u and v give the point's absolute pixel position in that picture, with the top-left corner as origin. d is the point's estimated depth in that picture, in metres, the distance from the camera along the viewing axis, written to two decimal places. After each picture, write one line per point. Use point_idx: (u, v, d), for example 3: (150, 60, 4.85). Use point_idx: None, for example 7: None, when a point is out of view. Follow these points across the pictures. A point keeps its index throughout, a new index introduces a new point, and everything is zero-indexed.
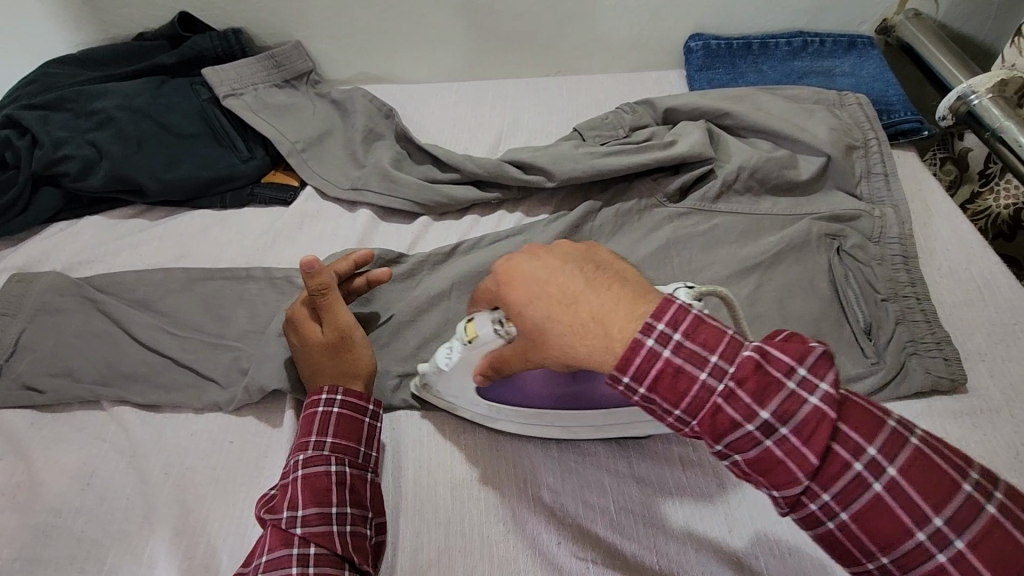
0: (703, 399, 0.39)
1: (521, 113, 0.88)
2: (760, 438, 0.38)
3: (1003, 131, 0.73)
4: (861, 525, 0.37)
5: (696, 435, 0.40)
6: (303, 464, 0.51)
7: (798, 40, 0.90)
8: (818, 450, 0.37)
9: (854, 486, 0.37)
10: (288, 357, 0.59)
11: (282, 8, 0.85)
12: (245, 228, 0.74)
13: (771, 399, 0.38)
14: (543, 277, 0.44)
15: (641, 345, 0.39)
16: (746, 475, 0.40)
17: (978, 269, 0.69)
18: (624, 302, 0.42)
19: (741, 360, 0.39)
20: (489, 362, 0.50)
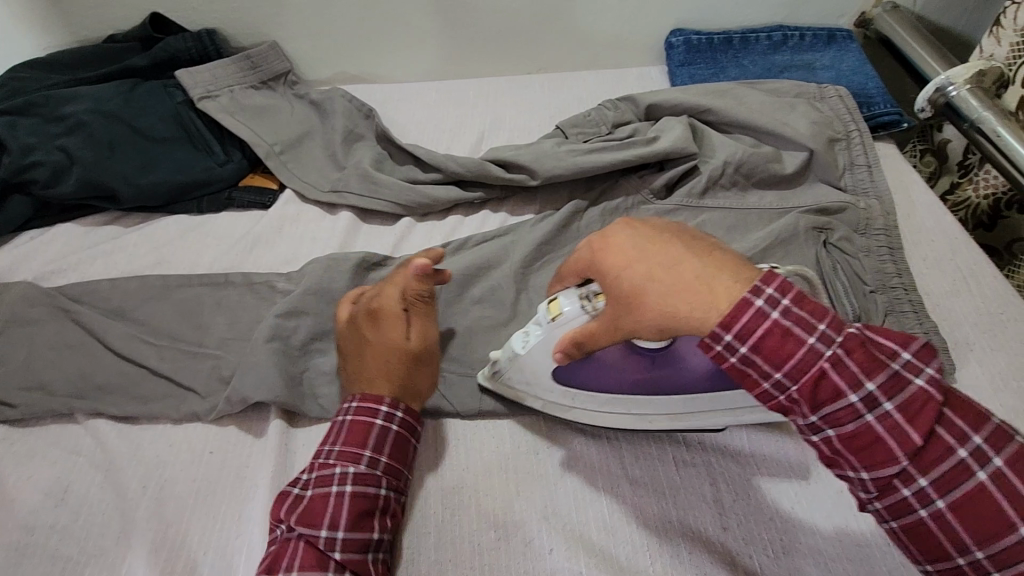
0: (809, 364, 0.38)
1: (503, 112, 0.87)
2: (862, 411, 0.37)
3: (981, 122, 0.73)
4: (957, 514, 0.36)
5: (791, 404, 0.39)
6: (352, 480, 0.49)
7: (778, 34, 0.90)
8: (922, 431, 0.37)
9: (954, 473, 0.36)
10: (267, 364, 0.58)
11: (257, 8, 0.83)
12: (223, 233, 0.72)
13: (879, 373, 0.37)
14: (644, 240, 0.42)
15: (749, 305, 0.39)
16: (836, 454, 0.39)
17: (962, 259, 0.69)
18: (726, 269, 0.41)
19: (848, 333, 0.38)
20: (572, 338, 0.47)
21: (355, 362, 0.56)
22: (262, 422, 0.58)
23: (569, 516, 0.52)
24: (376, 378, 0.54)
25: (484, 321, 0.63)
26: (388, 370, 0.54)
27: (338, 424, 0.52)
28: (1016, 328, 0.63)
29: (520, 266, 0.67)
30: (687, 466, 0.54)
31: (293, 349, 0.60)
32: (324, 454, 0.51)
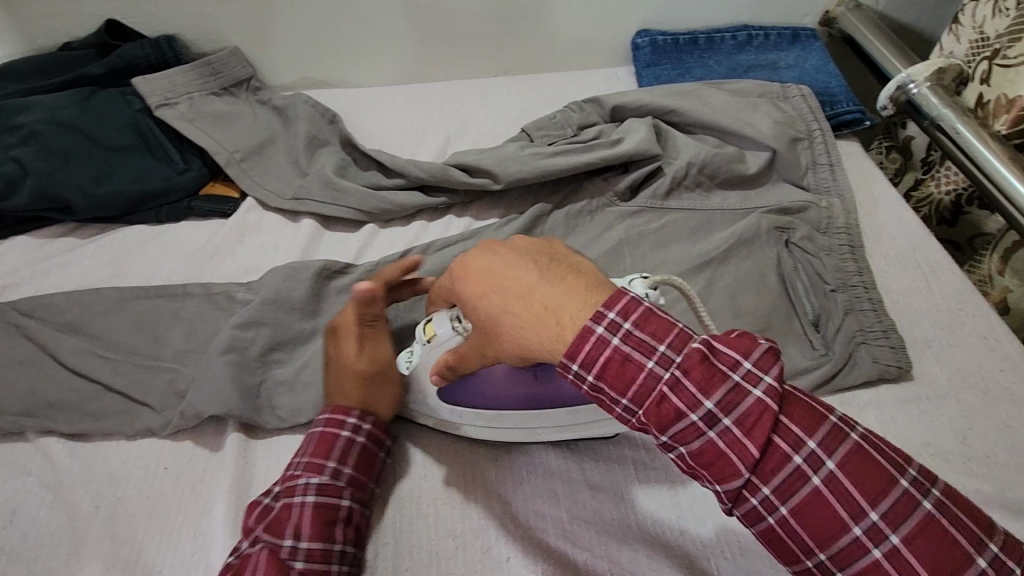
0: (648, 388, 0.38)
1: (470, 115, 0.87)
2: (703, 429, 0.37)
3: (942, 119, 0.73)
4: (800, 519, 0.36)
5: (643, 426, 0.39)
6: (315, 489, 0.49)
7: (743, 34, 0.90)
8: (759, 442, 0.36)
9: (793, 480, 0.36)
10: (223, 376, 0.57)
11: (217, 13, 0.82)
12: (183, 244, 0.72)
13: (716, 389, 0.37)
14: (497, 270, 0.45)
15: (591, 332, 0.39)
16: (690, 470, 0.39)
17: (922, 256, 0.70)
18: (574, 291, 0.42)
19: (688, 351, 0.38)
20: (447, 360, 0.50)
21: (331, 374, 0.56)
22: (219, 435, 0.57)
23: (527, 522, 0.51)
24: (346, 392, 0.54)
25: None
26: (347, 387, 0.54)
27: (306, 435, 0.52)
28: (973, 323, 0.64)
29: None
30: (645, 470, 0.54)
31: (250, 360, 0.59)
32: (291, 465, 0.51)
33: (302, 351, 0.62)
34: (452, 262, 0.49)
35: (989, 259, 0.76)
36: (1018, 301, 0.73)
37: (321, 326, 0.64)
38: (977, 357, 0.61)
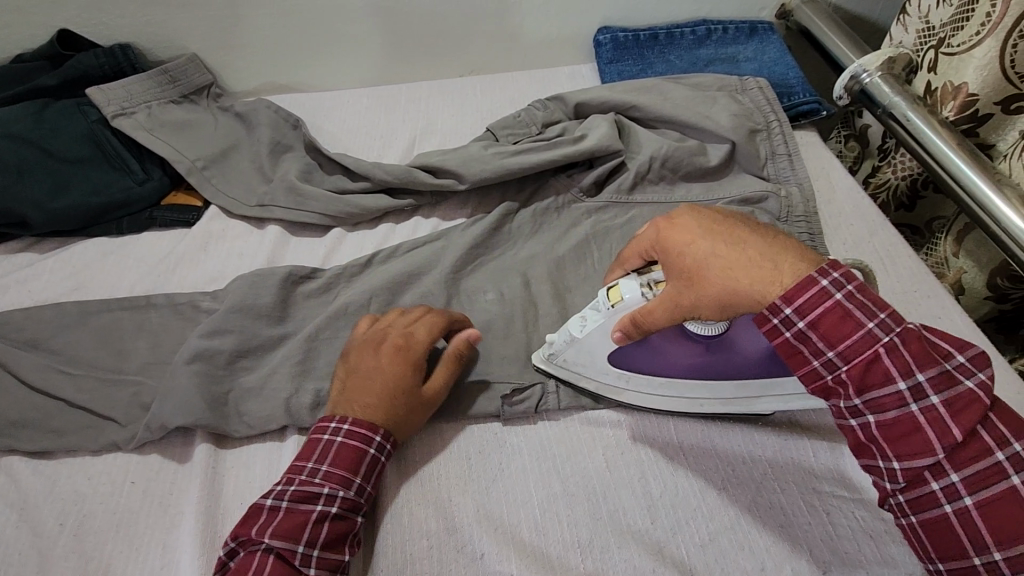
0: (864, 348, 0.42)
1: (436, 116, 0.87)
2: (908, 400, 0.41)
3: (894, 107, 0.75)
4: (982, 513, 0.40)
5: (839, 386, 0.43)
6: (337, 503, 0.49)
7: (702, 29, 0.92)
8: (962, 427, 0.40)
9: (986, 474, 0.40)
10: (188, 388, 0.57)
11: (173, 21, 0.81)
12: (146, 255, 0.71)
13: (930, 367, 0.41)
14: (709, 223, 0.46)
15: (816, 283, 0.43)
16: (872, 441, 0.43)
17: (879, 240, 0.72)
18: (789, 251, 0.45)
19: (908, 327, 0.42)
20: (632, 321, 0.48)
21: (359, 387, 0.54)
22: (188, 446, 0.57)
23: (500, 518, 0.52)
24: (371, 406, 0.53)
25: None
26: (389, 405, 0.53)
27: (329, 442, 0.51)
28: (929, 304, 0.66)
29: (450, 271, 0.67)
30: (618, 463, 0.55)
31: (217, 369, 0.59)
32: (309, 471, 0.50)
33: (268, 359, 0.61)
34: (653, 217, 0.49)
35: (944, 242, 0.78)
36: (972, 282, 0.74)
37: (288, 332, 0.63)
38: None
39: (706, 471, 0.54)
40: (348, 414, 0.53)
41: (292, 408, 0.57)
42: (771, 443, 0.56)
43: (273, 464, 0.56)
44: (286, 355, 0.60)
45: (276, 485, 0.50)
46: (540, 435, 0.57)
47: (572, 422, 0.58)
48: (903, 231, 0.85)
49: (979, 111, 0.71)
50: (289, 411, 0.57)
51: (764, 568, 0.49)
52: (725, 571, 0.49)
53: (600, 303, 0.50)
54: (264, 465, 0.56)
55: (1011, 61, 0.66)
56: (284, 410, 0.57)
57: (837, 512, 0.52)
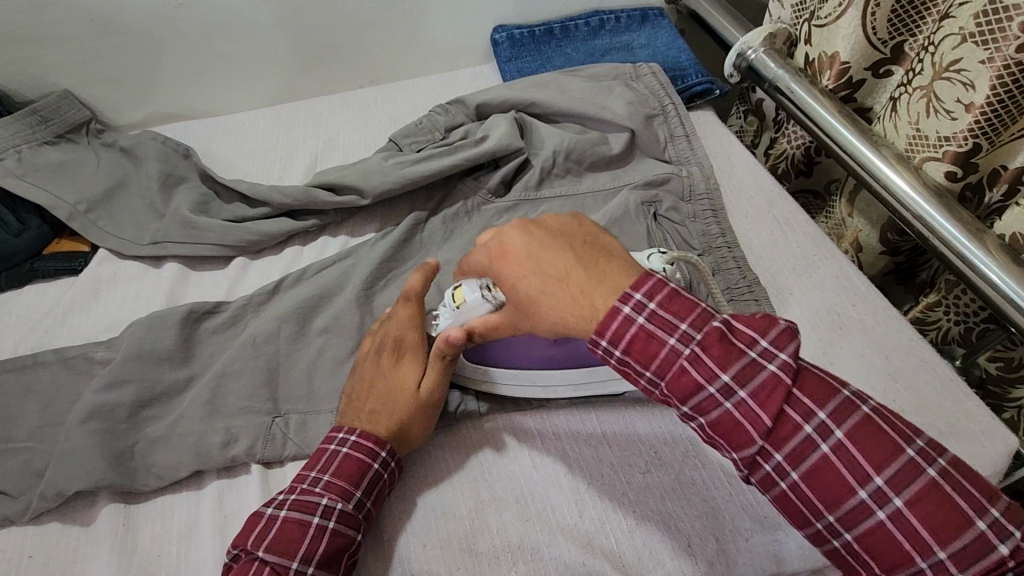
0: (670, 361, 0.40)
1: (337, 131, 0.85)
2: (721, 400, 0.39)
3: (777, 80, 0.78)
4: (810, 485, 0.37)
5: (666, 397, 0.41)
6: (336, 517, 0.48)
7: (595, 19, 0.93)
8: (772, 412, 0.38)
9: (804, 448, 0.38)
10: (84, 449, 0.53)
11: (35, 57, 0.76)
12: (31, 310, 0.66)
13: (732, 364, 0.39)
14: (535, 249, 0.45)
15: (618, 312, 0.41)
16: (709, 440, 0.41)
17: (778, 209, 0.75)
18: (609, 276, 0.43)
19: (707, 329, 0.40)
20: (477, 326, 0.52)
21: (364, 394, 0.54)
22: (91, 509, 0.54)
23: (433, 532, 0.51)
24: (377, 419, 0.53)
25: (331, 355, 0.61)
26: (391, 405, 0.53)
27: (333, 452, 0.51)
28: (827, 266, 0.69)
29: (361, 288, 0.65)
30: (545, 461, 0.55)
31: (117, 424, 0.55)
32: (312, 481, 0.50)
33: (176, 404, 0.58)
34: (486, 239, 0.49)
35: (840, 205, 0.82)
36: (868, 239, 0.78)
37: (195, 373, 0.60)
38: (832, 296, 0.66)
39: (629, 457, 0.55)
40: (356, 425, 0.53)
41: (202, 452, 0.54)
42: (689, 423, 0.57)
43: (190, 513, 0.53)
44: (194, 396, 0.58)
45: (278, 496, 0.50)
46: (466, 443, 0.57)
47: (500, 425, 0.58)
48: (804, 197, 0.89)
49: (853, 78, 0.75)
50: (200, 456, 0.54)
51: (690, 543, 0.50)
52: (654, 553, 0.50)
53: (448, 307, 0.54)
54: (180, 514, 0.53)
55: (872, 29, 0.69)
56: (196, 454, 0.54)
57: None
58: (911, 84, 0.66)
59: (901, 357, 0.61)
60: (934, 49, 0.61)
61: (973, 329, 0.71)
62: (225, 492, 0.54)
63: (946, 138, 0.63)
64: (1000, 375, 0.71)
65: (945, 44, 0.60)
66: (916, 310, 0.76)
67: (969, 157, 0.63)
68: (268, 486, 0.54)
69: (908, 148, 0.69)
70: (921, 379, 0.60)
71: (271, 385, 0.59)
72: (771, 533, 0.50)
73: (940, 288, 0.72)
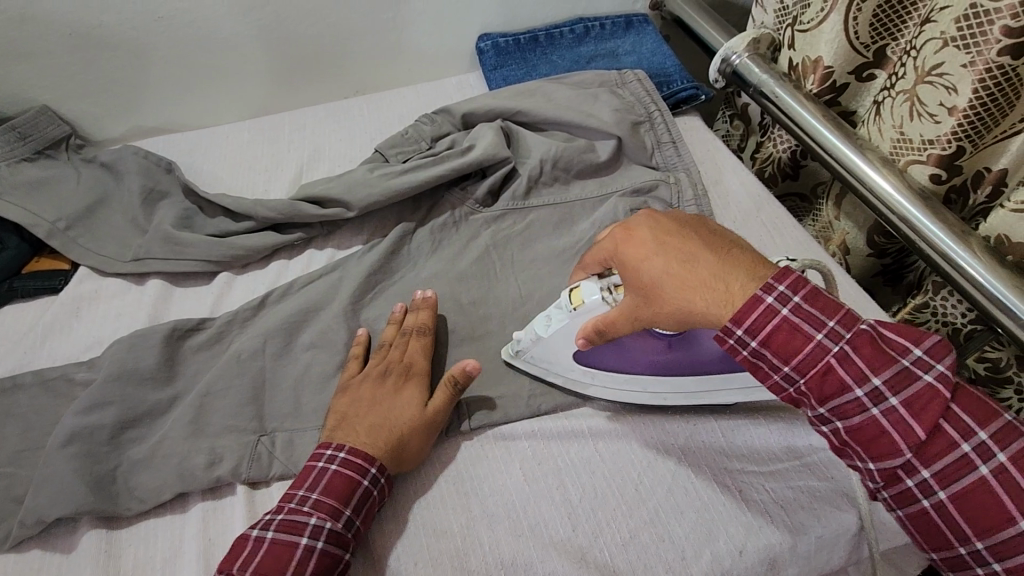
0: (816, 358, 0.42)
1: (323, 142, 0.84)
2: (867, 405, 0.41)
3: (763, 85, 0.78)
4: (958, 505, 0.39)
5: (804, 396, 0.43)
6: (324, 536, 0.47)
7: (580, 26, 0.93)
8: (925, 425, 0.39)
9: (956, 466, 0.39)
10: (64, 474, 0.52)
11: (12, 72, 0.74)
12: (10, 331, 0.65)
13: (884, 369, 0.40)
14: (662, 234, 0.45)
15: (760, 301, 0.42)
16: (845, 445, 0.43)
17: (767, 214, 0.75)
18: (740, 267, 0.44)
19: (857, 331, 0.41)
20: (594, 327, 0.49)
21: (361, 414, 0.54)
22: (72, 535, 0.53)
23: (422, 551, 0.50)
24: (376, 434, 0.52)
25: (318, 370, 0.60)
26: (393, 422, 0.53)
27: (322, 470, 0.51)
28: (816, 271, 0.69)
29: (347, 301, 0.64)
30: (535, 475, 0.54)
31: (98, 446, 0.54)
32: (300, 500, 0.49)
33: (159, 425, 0.57)
34: (613, 225, 0.48)
35: (827, 208, 0.82)
36: (855, 242, 0.78)
37: (179, 392, 0.59)
38: None
39: (622, 467, 0.55)
40: (350, 442, 0.52)
41: (186, 474, 0.53)
42: (683, 431, 0.57)
43: (175, 536, 0.52)
44: (178, 417, 0.56)
45: (265, 516, 0.49)
46: (456, 458, 0.56)
47: (486, 439, 0.57)
48: (791, 200, 0.90)
49: (837, 82, 0.75)
50: (185, 478, 0.53)
51: (684, 555, 0.50)
52: (647, 565, 0.50)
53: (563, 306, 0.51)
54: (165, 538, 0.52)
55: (855, 33, 0.69)
56: (181, 476, 0.53)
57: (748, 487, 0.53)
58: (894, 87, 0.66)
59: None
60: (916, 53, 0.62)
61: (960, 331, 0.71)
62: (211, 514, 0.53)
63: (930, 141, 0.63)
64: (989, 375, 0.71)
65: (927, 48, 0.60)
66: (904, 312, 0.76)
67: (953, 160, 0.63)
68: (254, 507, 0.53)
69: (892, 151, 0.69)
70: None
71: (256, 403, 0.58)
72: (767, 543, 0.50)
73: (928, 290, 0.72)
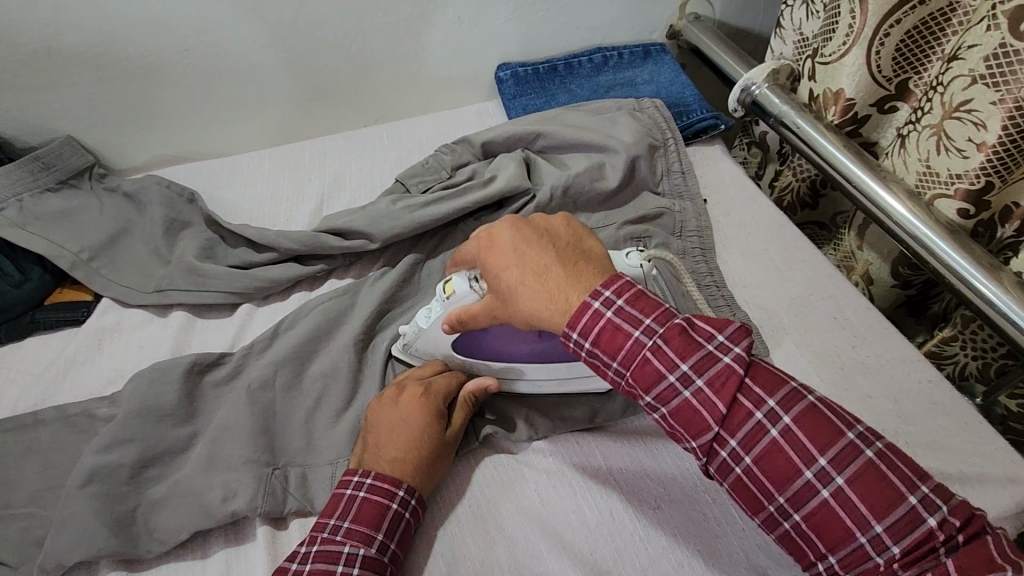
0: (634, 353, 0.41)
1: (343, 171, 0.84)
2: (680, 389, 0.40)
3: (783, 115, 0.78)
4: (762, 468, 0.39)
5: (631, 388, 0.42)
6: (360, 563, 0.46)
7: (598, 56, 0.94)
8: (726, 401, 0.39)
9: (755, 433, 0.39)
10: (86, 515, 0.51)
11: (38, 103, 0.75)
12: (31, 363, 0.65)
13: (692, 355, 0.40)
14: (521, 244, 0.46)
15: (588, 307, 0.42)
16: (669, 428, 0.42)
17: (788, 243, 0.74)
18: (582, 278, 0.44)
19: (670, 323, 0.41)
20: (458, 315, 0.52)
21: (385, 443, 0.53)
22: None
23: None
24: (400, 464, 0.51)
25: (342, 409, 0.59)
26: (417, 452, 0.52)
27: (351, 498, 0.50)
28: (841, 303, 0.68)
29: (371, 335, 0.64)
30: (555, 498, 0.54)
31: (120, 486, 0.53)
32: (332, 529, 0.48)
33: (181, 463, 0.56)
34: (478, 229, 0.50)
35: (849, 236, 0.81)
36: (879, 272, 0.77)
37: (199, 429, 0.58)
38: (847, 335, 0.65)
39: (637, 488, 0.54)
40: (376, 468, 0.51)
41: (210, 516, 0.52)
42: None
43: None
44: (201, 455, 0.56)
45: (300, 547, 0.48)
46: None
47: (507, 458, 0.57)
48: (810, 228, 0.90)
49: (858, 114, 0.75)
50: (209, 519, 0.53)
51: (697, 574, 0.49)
52: None
53: (438, 297, 0.54)
54: None
55: (878, 67, 0.70)
56: (204, 518, 0.52)
57: None
58: (919, 121, 0.66)
59: (922, 397, 0.60)
60: (943, 89, 0.62)
61: (991, 365, 0.70)
62: (236, 556, 0.52)
63: (957, 176, 0.63)
64: (1021, 413, 0.70)
65: (955, 84, 0.60)
66: (931, 344, 0.76)
67: (981, 195, 0.63)
68: (275, 548, 0.52)
69: (917, 184, 0.68)
70: (944, 422, 0.59)
71: (282, 441, 0.57)
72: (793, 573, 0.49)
73: (955, 323, 0.72)
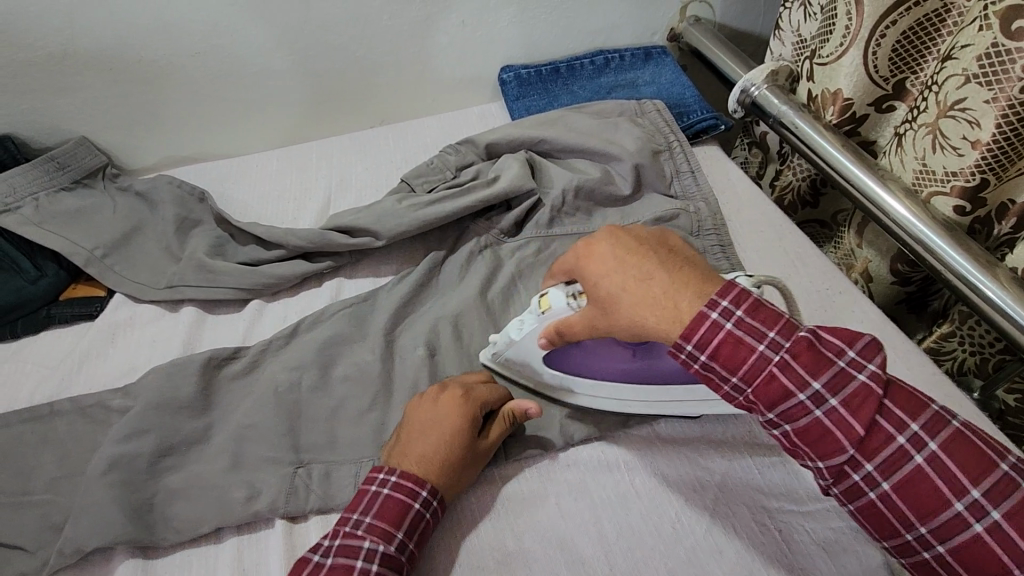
0: (759, 368, 0.42)
1: (349, 172, 0.86)
2: (812, 408, 0.41)
3: (782, 116, 0.79)
4: (901, 495, 0.40)
5: (752, 402, 0.43)
6: (379, 559, 0.47)
7: (600, 58, 0.95)
8: (864, 422, 0.40)
9: (896, 458, 0.40)
10: (102, 503, 0.53)
11: (53, 105, 0.77)
12: (47, 357, 0.67)
13: (824, 372, 0.41)
14: (621, 252, 0.46)
15: (706, 317, 0.43)
16: (793, 446, 0.43)
17: (789, 241, 0.75)
18: (692, 286, 0.44)
19: (797, 337, 0.42)
20: (556, 330, 0.52)
21: (417, 441, 0.54)
22: (109, 564, 0.53)
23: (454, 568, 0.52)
24: (425, 464, 0.52)
25: (350, 402, 0.60)
26: (445, 455, 0.53)
27: (375, 494, 0.51)
28: (842, 300, 0.69)
29: (377, 331, 0.65)
30: (566, 494, 0.56)
31: (135, 475, 0.55)
32: (353, 523, 0.49)
33: (193, 454, 0.58)
34: (574, 241, 0.50)
35: (848, 235, 0.82)
36: (878, 270, 0.78)
37: (213, 422, 0.60)
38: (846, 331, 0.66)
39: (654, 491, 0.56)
40: (401, 464, 0.53)
41: (223, 505, 0.54)
42: (719, 466, 0.57)
43: (209, 567, 0.53)
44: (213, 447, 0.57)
45: (320, 541, 0.49)
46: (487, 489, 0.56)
47: (523, 473, 0.57)
48: (811, 227, 0.91)
49: (856, 113, 0.76)
50: (222, 509, 0.54)
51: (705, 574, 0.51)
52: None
53: (533, 310, 0.54)
54: (199, 567, 0.53)
55: (874, 67, 0.71)
56: (218, 507, 0.54)
57: (791, 529, 0.53)
58: (916, 120, 0.67)
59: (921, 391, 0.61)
60: (938, 88, 0.63)
61: (988, 360, 0.71)
62: (248, 544, 0.54)
63: (953, 173, 0.64)
64: (1018, 407, 0.71)
65: (949, 84, 0.61)
66: (930, 340, 0.77)
67: (977, 192, 0.64)
68: (291, 540, 0.54)
69: (914, 182, 0.70)
70: None
71: (292, 434, 0.58)
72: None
73: (953, 319, 0.73)
